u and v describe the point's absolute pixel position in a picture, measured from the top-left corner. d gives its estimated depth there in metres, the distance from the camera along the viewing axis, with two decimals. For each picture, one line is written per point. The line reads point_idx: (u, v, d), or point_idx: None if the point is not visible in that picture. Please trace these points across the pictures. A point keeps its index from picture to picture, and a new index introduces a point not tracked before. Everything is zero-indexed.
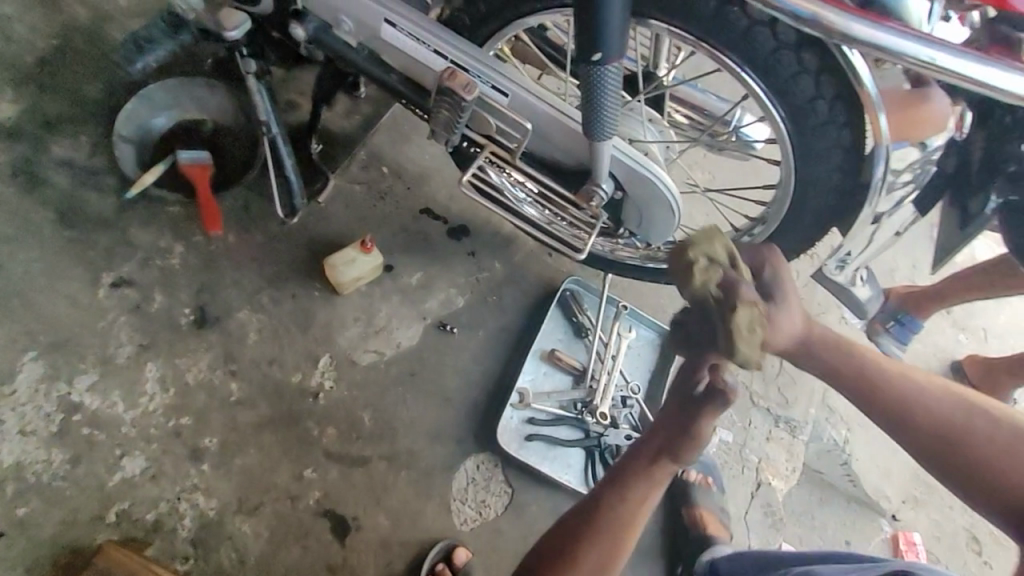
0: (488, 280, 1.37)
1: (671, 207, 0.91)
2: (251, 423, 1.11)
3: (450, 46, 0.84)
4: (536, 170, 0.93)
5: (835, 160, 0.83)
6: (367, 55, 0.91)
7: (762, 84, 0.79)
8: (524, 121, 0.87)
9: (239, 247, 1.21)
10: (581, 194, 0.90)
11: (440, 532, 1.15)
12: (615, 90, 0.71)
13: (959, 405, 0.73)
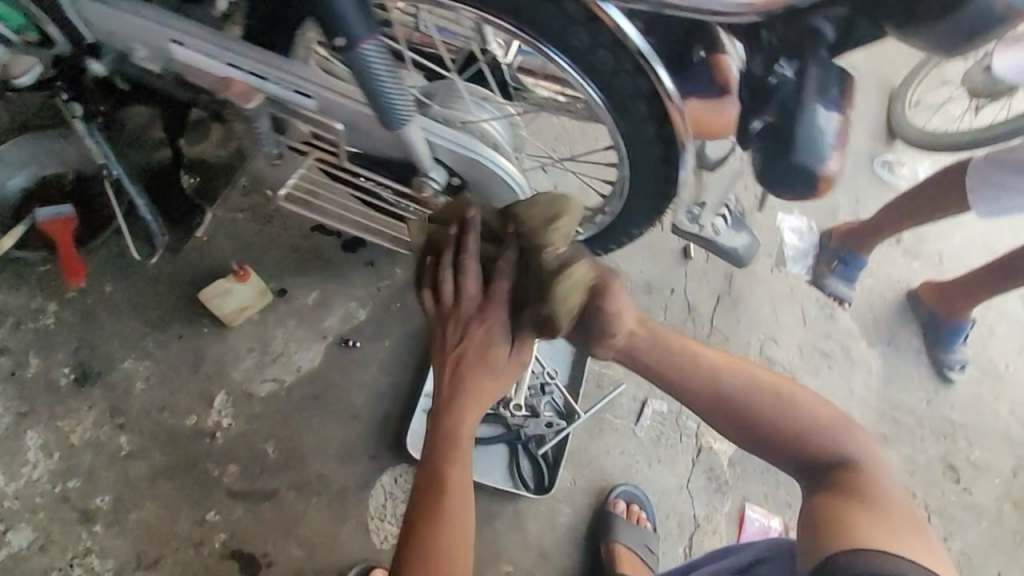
0: (389, 286, 1.30)
1: (512, 187, 0.87)
2: (143, 475, 1.08)
3: (239, 55, 0.79)
4: (366, 171, 0.91)
5: (642, 111, 0.78)
6: (174, 78, 0.87)
7: (566, 57, 0.74)
8: (335, 122, 0.83)
9: (117, 294, 1.16)
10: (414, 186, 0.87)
11: (359, 553, 1.12)
12: (387, 77, 0.66)
13: (750, 380, 0.94)
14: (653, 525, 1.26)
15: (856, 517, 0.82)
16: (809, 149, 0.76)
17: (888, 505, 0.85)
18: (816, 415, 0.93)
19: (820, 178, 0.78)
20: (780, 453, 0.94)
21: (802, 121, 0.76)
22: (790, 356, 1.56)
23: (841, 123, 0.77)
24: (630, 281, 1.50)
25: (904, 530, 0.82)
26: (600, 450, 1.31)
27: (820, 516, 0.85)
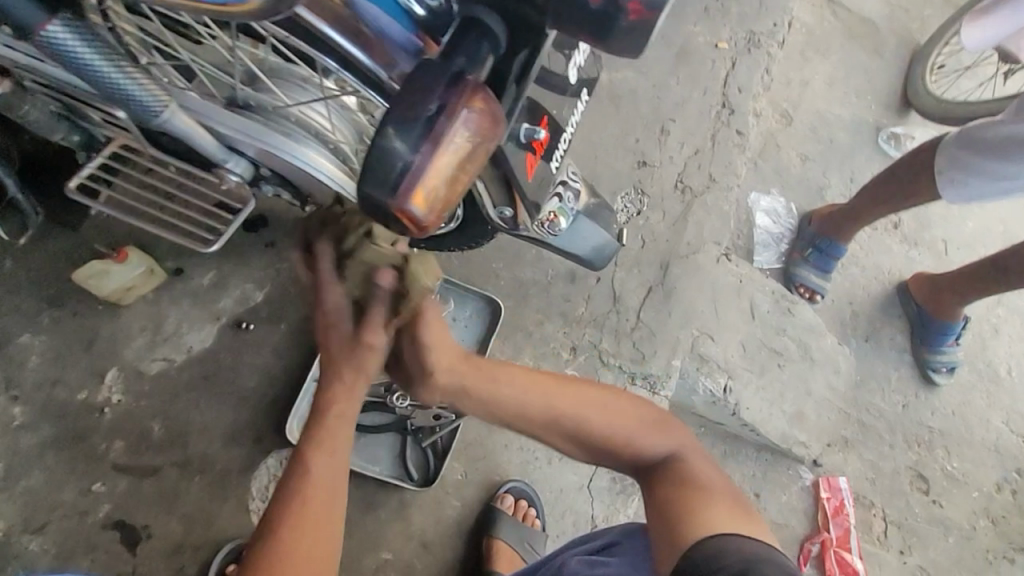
0: (289, 268, 1.29)
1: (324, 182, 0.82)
2: (34, 445, 1.12)
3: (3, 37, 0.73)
4: (177, 159, 0.86)
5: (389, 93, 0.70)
6: None
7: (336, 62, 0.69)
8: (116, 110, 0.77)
9: (16, 270, 1.19)
10: (217, 175, 0.84)
11: (237, 533, 1.15)
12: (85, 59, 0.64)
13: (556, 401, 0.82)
14: (542, 524, 1.24)
15: (699, 510, 0.73)
16: (382, 171, 0.52)
17: (726, 489, 0.77)
18: (640, 412, 0.84)
19: (400, 216, 0.54)
20: (617, 464, 0.84)
21: (387, 133, 0.52)
22: (726, 353, 1.48)
23: (442, 144, 0.52)
24: (552, 268, 1.42)
25: (745, 512, 0.75)
26: (497, 444, 1.27)
27: (665, 520, 0.75)
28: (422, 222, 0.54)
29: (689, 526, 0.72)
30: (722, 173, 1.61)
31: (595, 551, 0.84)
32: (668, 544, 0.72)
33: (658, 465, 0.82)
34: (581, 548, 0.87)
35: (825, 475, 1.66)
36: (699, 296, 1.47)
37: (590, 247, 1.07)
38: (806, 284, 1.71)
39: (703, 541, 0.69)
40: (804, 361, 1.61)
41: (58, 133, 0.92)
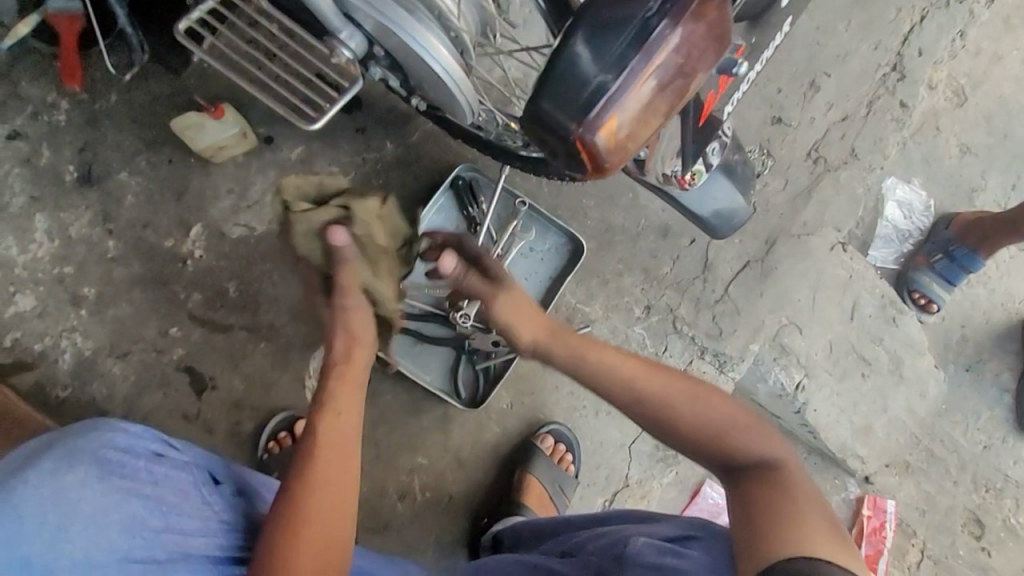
0: (376, 160, 1.25)
1: (438, 76, 0.73)
2: (124, 279, 1.18)
3: None
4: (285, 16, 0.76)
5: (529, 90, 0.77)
6: None
7: None
8: None
9: (120, 106, 1.20)
10: (326, 47, 0.74)
11: (291, 404, 1.20)
12: None
13: (648, 379, 0.81)
14: (576, 470, 1.23)
15: (792, 530, 0.66)
16: (573, 87, 0.52)
17: (819, 508, 0.70)
18: (730, 414, 0.80)
19: (578, 148, 0.54)
20: (704, 456, 0.80)
21: (579, 38, 0.51)
22: (810, 350, 1.36)
23: (645, 72, 0.52)
24: (645, 218, 1.30)
25: (838, 537, 0.67)
26: (547, 384, 1.25)
27: (750, 527, 0.69)
28: (600, 157, 0.55)
29: (776, 542, 0.65)
30: (860, 150, 1.38)
31: (668, 540, 0.74)
32: (750, 550, 0.66)
33: (743, 470, 0.77)
34: (652, 531, 0.78)
35: (872, 494, 1.56)
36: (799, 282, 1.33)
37: (719, 212, 1.04)
38: (925, 297, 1.50)
39: (797, 559, 0.62)
40: (892, 376, 1.46)
41: None
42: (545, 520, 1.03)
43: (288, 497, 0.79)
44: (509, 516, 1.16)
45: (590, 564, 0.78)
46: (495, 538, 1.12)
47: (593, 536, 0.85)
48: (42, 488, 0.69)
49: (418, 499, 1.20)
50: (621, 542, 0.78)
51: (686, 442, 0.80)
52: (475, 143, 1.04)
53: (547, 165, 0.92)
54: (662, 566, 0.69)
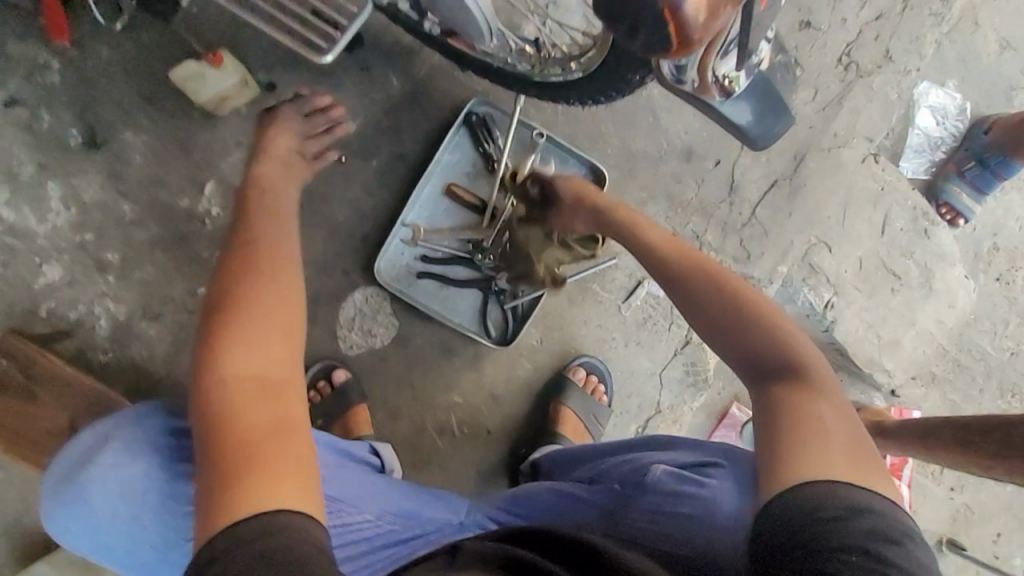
0: (384, 100, 1.20)
1: None
2: (145, 242, 1.17)
3: None
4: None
5: None
6: None
7: None
8: None
9: (114, 61, 1.15)
10: None
11: (326, 354, 1.21)
12: None
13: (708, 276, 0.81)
14: (609, 400, 1.26)
15: (817, 451, 0.63)
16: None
17: (850, 430, 0.67)
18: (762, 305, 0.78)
19: (669, 15, 0.49)
20: (735, 360, 0.76)
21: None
22: (840, 268, 1.34)
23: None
24: (666, 142, 1.25)
25: (866, 459, 0.64)
26: (576, 318, 1.26)
27: (772, 442, 0.66)
28: (692, 23, 0.50)
29: (803, 464, 0.62)
30: (901, 50, 1.35)
31: (684, 467, 0.80)
32: (770, 472, 0.63)
33: (770, 376, 0.73)
34: (666, 457, 0.83)
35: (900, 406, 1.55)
36: (827, 198, 1.31)
37: (755, 122, 0.92)
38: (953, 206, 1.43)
39: (810, 485, 0.60)
40: (922, 290, 1.44)
41: None
42: (577, 447, 1.07)
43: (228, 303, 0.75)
44: (546, 445, 1.19)
45: (613, 492, 0.82)
46: (533, 466, 1.15)
47: (614, 464, 0.89)
48: (116, 479, 0.79)
49: (457, 436, 1.24)
50: (639, 470, 0.83)
51: (710, 319, 0.79)
52: (482, 73, 0.97)
53: (570, 88, 0.88)
54: (681, 492, 0.76)
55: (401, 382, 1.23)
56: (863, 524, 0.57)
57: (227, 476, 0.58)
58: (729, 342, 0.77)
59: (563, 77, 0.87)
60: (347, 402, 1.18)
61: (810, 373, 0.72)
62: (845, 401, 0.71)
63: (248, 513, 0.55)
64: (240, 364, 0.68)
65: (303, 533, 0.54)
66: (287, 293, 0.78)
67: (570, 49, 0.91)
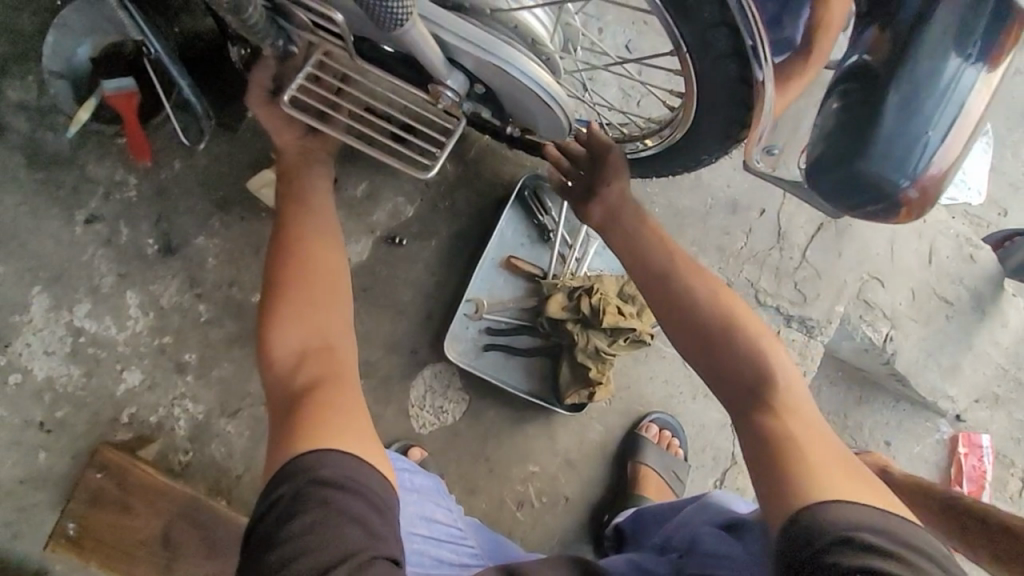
0: (440, 183, 1.26)
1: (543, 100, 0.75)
2: (221, 339, 1.21)
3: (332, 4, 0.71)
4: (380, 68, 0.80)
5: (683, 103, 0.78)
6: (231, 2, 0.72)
7: None
8: (334, 13, 0.72)
9: (186, 172, 1.22)
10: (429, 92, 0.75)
11: (399, 434, 1.23)
12: None
13: (702, 290, 0.82)
14: (684, 454, 1.26)
15: (813, 476, 0.66)
16: (900, 149, 0.57)
17: (832, 449, 0.70)
18: (740, 314, 0.81)
19: (901, 201, 0.59)
20: (719, 373, 0.79)
21: (890, 108, 0.57)
22: (894, 301, 1.36)
23: (962, 131, 0.58)
24: (711, 197, 1.30)
25: (856, 476, 0.67)
26: (643, 376, 1.27)
27: (768, 468, 0.69)
28: (921, 205, 0.59)
29: (801, 490, 0.65)
30: None
31: (725, 526, 0.83)
32: (778, 500, 0.66)
33: (754, 394, 0.76)
34: (711, 517, 0.88)
35: (967, 431, 1.53)
36: (874, 235, 1.34)
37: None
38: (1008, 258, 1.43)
39: (814, 508, 0.62)
40: (975, 314, 1.44)
41: (269, 40, 0.83)
42: (653, 510, 1.08)
43: (284, 237, 0.86)
44: (628, 508, 1.18)
45: (671, 562, 0.86)
46: (618, 530, 1.13)
47: (675, 528, 0.93)
48: None
49: (537, 506, 1.23)
50: (690, 534, 0.87)
51: (686, 324, 0.81)
52: (540, 151, 1.05)
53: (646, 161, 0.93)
54: (718, 553, 0.79)
55: (476, 456, 1.23)
56: (865, 540, 0.59)
57: (286, 430, 0.70)
58: (713, 355, 0.79)
59: (631, 155, 0.94)
60: None
61: (785, 391, 0.75)
62: (818, 417, 0.75)
63: (288, 458, 0.67)
64: (286, 344, 0.79)
65: (334, 469, 0.65)
66: (325, 224, 0.89)
67: (633, 128, 0.97)
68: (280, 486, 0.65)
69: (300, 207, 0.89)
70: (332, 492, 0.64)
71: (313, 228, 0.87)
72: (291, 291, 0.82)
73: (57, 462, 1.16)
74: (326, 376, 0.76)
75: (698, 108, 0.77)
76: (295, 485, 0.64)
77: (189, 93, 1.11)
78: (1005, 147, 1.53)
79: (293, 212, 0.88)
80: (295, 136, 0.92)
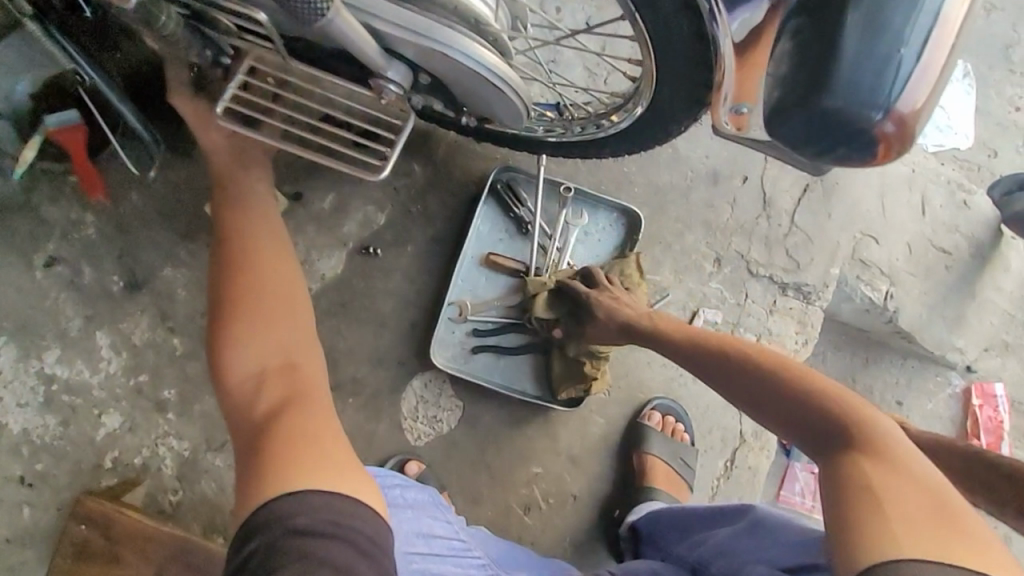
0: (409, 186, 1.21)
1: (493, 85, 0.69)
2: (199, 372, 1.17)
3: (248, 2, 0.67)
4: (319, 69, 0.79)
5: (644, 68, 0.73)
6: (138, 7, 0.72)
7: None
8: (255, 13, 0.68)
9: (143, 203, 1.17)
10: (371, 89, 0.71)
11: (394, 449, 1.18)
12: None
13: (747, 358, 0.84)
14: (690, 438, 1.22)
15: (889, 530, 0.60)
16: (868, 76, 0.51)
17: (925, 495, 0.63)
18: (795, 369, 0.79)
19: (878, 136, 0.52)
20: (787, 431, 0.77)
21: (849, 36, 0.51)
22: (891, 257, 1.32)
23: (938, 48, 0.52)
24: (691, 170, 1.25)
25: (947, 527, 0.61)
26: (639, 361, 1.22)
27: (838, 519, 0.64)
28: (902, 139, 0.53)
29: (874, 542, 0.60)
30: None
31: (786, 569, 0.75)
32: (846, 552, 0.61)
33: (824, 448, 0.72)
34: (764, 552, 0.80)
35: (980, 381, 1.49)
36: (863, 191, 1.29)
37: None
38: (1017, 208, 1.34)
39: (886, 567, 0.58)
40: (976, 261, 1.40)
41: (192, 49, 0.82)
42: (671, 511, 1.02)
43: (237, 258, 0.86)
44: (642, 503, 1.13)
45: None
46: (633, 529, 1.08)
47: (712, 548, 0.85)
48: None
49: (544, 508, 1.19)
50: (741, 568, 0.79)
51: (742, 388, 0.82)
52: (506, 142, 1.00)
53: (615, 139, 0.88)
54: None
55: (476, 464, 1.19)
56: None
57: (250, 470, 0.66)
58: (772, 416, 0.79)
59: (599, 135, 0.89)
60: None
61: (865, 439, 0.70)
62: (911, 460, 0.67)
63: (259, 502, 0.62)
64: (246, 366, 0.78)
65: (310, 515, 0.60)
66: (278, 243, 0.90)
67: (598, 106, 0.92)
68: (253, 537, 0.60)
69: (249, 230, 0.89)
70: (312, 539, 0.59)
71: (264, 264, 0.86)
72: (245, 312, 0.82)
73: (43, 517, 1.12)
74: (289, 405, 0.73)
75: (656, 72, 0.72)
76: (274, 532, 0.59)
77: (132, 120, 1.06)
78: (989, 86, 1.48)
79: (240, 231, 0.89)
80: (222, 134, 0.92)
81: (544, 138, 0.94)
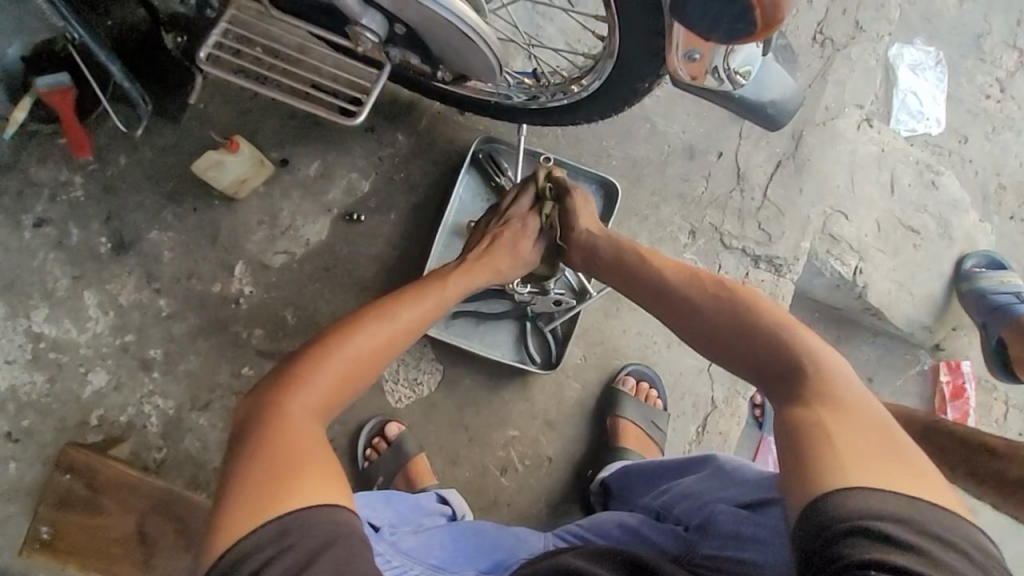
0: (393, 155, 1.24)
1: (466, 37, 0.74)
2: (184, 332, 1.19)
3: None
4: (299, 20, 0.83)
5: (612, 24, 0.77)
6: None
7: None
8: None
9: (132, 166, 1.20)
10: (350, 39, 0.77)
11: (376, 411, 1.21)
12: None
13: (720, 304, 0.83)
14: (663, 404, 1.25)
15: (839, 460, 0.60)
16: None
17: (874, 433, 0.63)
18: (768, 316, 0.79)
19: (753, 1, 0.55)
20: (751, 373, 0.78)
21: None
22: (860, 233, 1.36)
23: None
24: (668, 144, 1.29)
25: (895, 462, 0.60)
26: (615, 329, 1.26)
27: (789, 456, 0.63)
28: (774, 5, 0.56)
29: (821, 474, 0.59)
30: (870, 19, 1.39)
31: (743, 505, 0.76)
32: (795, 484, 0.61)
33: (785, 391, 0.72)
34: (722, 492, 0.81)
35: (947, 359, 1.54)
36: (833, 169, 1.34)
37: (777, 101, 0.90)
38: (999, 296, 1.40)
39: (832, 493, 0.57)
40: (943, 240, 1.44)
41: None
42: (642, 466, 1.05)
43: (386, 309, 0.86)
44: (613, 462, 1.17)
45: (679, 536, 0.80)
46: (604, 485, 1.12)
47: (676, 495, 0.88)
48: None
49: (521, 469, 1.22)
50: (703, 509, 0.80)
51: (705, 337, 0.83)
52: (487, 112, 1.04)
53: (589, 101, 0.92)
54: (740, 535, 0.71)
55: (454, 426, 1.22)
56: (882, 528, 0.54)
57: (257, 484, 0.63)
58: (738, 359, 0.79)
59: (568, 100, 0.93)
60: (404, 456, 1.17)
61: (819, 386, 0.69)
62: (871, 407, 0.66)
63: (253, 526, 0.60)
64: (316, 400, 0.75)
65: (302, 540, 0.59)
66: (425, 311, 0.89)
67: (573, 72, 0.96)
68: (259, 551, 0.58)
69: (414, 297, 0.90)
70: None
71: (398, 328, 0.85)
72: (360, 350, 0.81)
73: (28, 471, 1.14)
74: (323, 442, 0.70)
75: (620, 26, 0.76)
76: (292, 558, 0.57)
77: (120, 79, 1.08)
78: (959, 74, 1.53)
79: (413, 296, 0.90)
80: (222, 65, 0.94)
81: (523, 103, 0.97)
